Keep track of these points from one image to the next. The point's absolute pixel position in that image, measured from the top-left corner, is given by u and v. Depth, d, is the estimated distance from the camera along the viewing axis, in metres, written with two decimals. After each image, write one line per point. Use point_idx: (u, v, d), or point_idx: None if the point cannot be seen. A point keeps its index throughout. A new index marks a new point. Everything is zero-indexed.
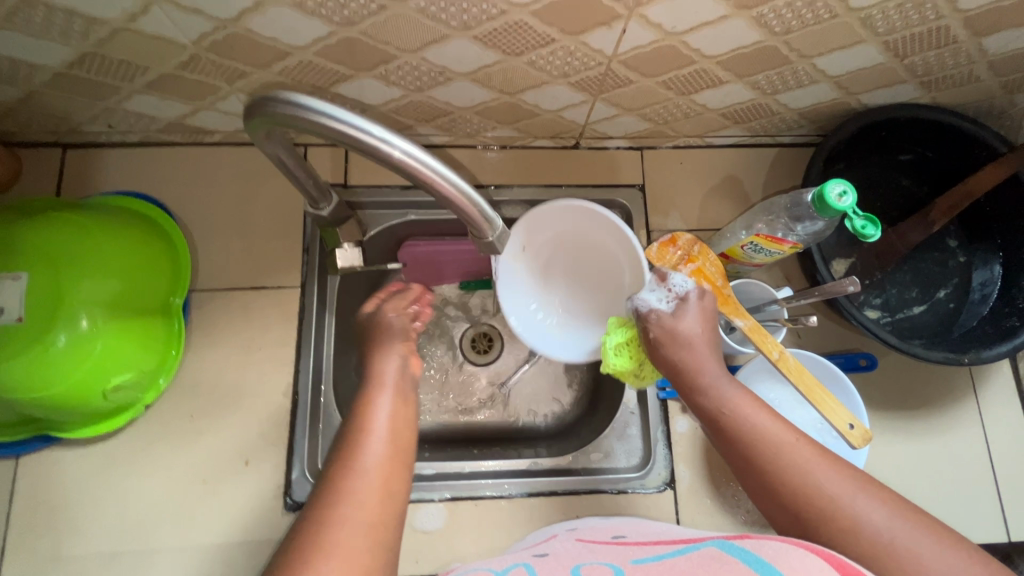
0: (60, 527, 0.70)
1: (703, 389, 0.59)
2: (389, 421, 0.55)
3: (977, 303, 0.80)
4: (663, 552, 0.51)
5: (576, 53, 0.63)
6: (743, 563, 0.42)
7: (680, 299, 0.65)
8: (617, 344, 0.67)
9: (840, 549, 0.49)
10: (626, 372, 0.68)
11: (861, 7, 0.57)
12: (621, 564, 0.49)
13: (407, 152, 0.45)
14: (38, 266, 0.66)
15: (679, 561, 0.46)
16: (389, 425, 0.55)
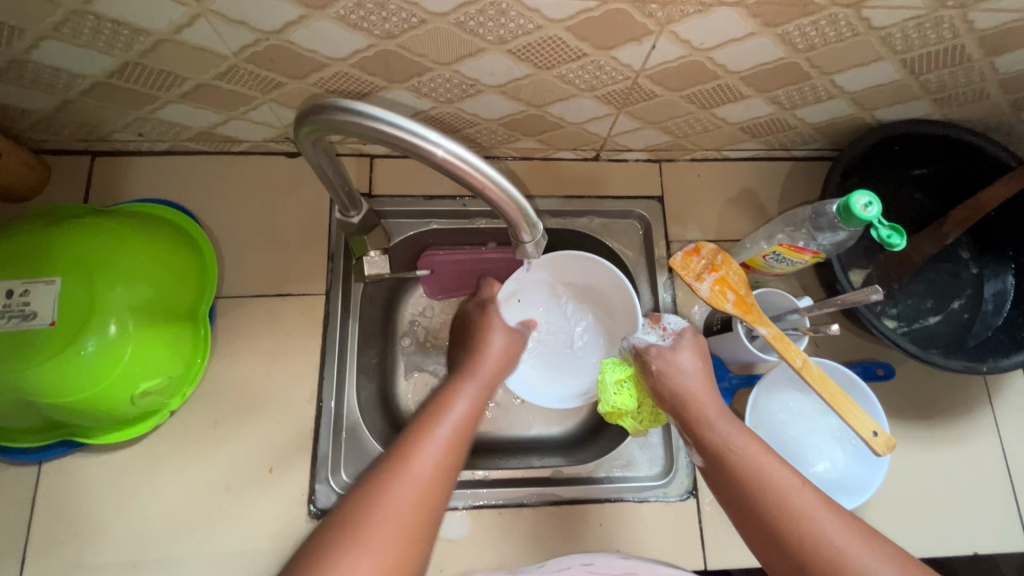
0: (82, 534, 0.70)
1: (710, 425, 0.64)
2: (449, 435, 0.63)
3: (991, 313, 0.81)
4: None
5: (605, 68, 0.65)
6: None
7: (676, 335, 0.72)
8: (616, 381, 0.70)
9: None
10: (626, 412, 0.70)
11: (883, 26, 0.59)
12: None
13: (451, 151, 0.45)
14: (71, 271, 0.67)
15: None
16: (456, 452, 0.62)
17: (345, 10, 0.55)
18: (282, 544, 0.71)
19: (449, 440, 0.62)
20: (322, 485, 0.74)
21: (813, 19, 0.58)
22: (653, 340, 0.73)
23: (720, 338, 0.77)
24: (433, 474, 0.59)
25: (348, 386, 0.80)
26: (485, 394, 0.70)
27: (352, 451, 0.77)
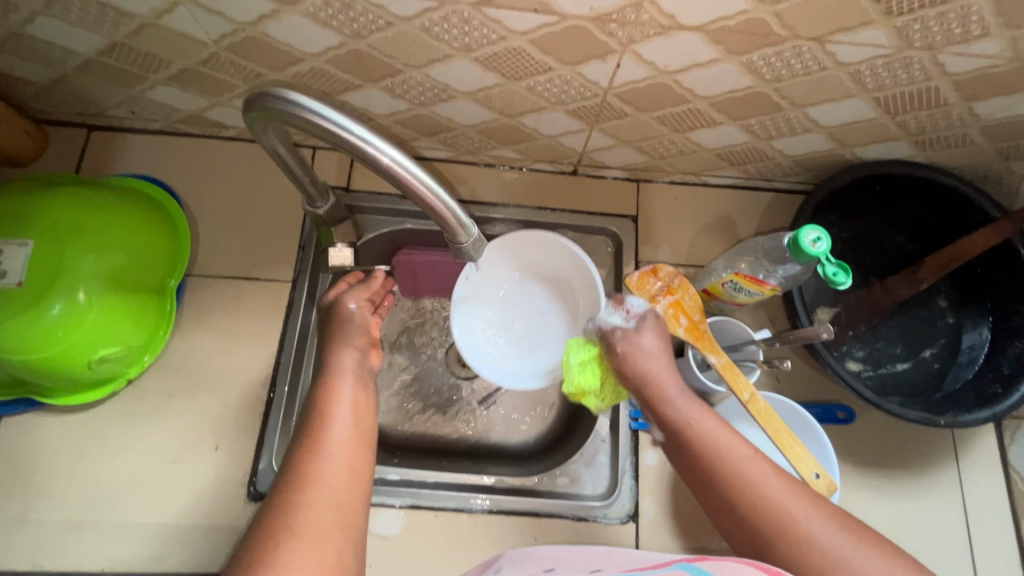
0: (29, 489, 0.72)
1: (669, 400, 0.61)
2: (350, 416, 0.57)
3: (963, 365, 0.79)
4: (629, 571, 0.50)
5: (573, 83, 0.66)
6: None
7: (640, 316, 0.68)
8: (582, 362, 0.68)
9: None
10: (589, 391, 0.68)
11: (850, 62, 0.59)
12: None
13: (395, 158, 0.46)
14: (44, 235, 0.69)
15: None
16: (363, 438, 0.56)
17: (315, 8, 0.57)
18: (217, 521, 0.72)
19: (354, 446, 0.54)
20: (264, 468, 0.75)
21: (777, 50, 0.57)
22: (617, 321, 0.69)
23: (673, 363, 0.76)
24: (348, 483, 0.51)
25: (304, 373, 0.81)
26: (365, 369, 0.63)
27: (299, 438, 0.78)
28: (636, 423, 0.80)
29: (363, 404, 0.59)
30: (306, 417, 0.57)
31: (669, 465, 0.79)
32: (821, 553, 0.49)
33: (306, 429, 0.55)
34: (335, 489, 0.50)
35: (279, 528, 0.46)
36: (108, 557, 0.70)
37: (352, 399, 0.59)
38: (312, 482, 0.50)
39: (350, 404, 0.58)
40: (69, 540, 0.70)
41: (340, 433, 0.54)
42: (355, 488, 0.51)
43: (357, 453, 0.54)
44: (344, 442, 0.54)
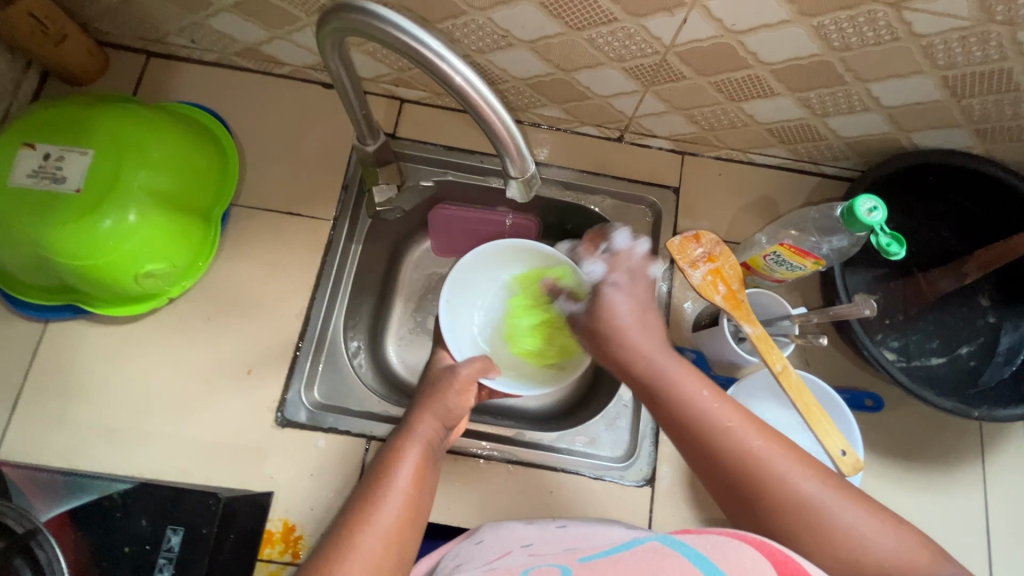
0: (69, 393, 0.74)
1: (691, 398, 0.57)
2: (411, 477, 0.59)
3: (1000, 365, 0.77)
4: (607, 549, 0.50)
5: (635, 38, 0.65)
6: (683, 556, 0.43)
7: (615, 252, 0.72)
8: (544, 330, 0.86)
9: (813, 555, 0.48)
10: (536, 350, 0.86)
11: (925, 34, 0.58)
12: (569, 564, 0.48)
13: (467, 78, 0.46)
14: (104, 148, 0.71)
15: (625, 556, 0.46)
16: (419, 507, 0.58)
17: None
18: (245, 443, 0.74)
19: (404, 514, 0.56)
20: (293, 397, 0.77)
21: (851, 14, 0.56)
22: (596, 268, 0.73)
23: (707, 332, 0.76)
24: (392, 542, 0.54)
25: (336, 310, 0.83)
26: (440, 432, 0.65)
27: (328, 372, 0.80)
28: None
29: (428, 468, 0.62)
30: (370, 476, 0.60)
31: None
32: (815, 505, 0.49)
33: (368, 484, 0.58)
34: (374, 551, 0.52)
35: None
36: (139, 465, 0.72)
37: (418, 460, 0.61)
38: (354, 540, 0.52)
39: (415, 463, 0.61)
40: (102, 445, 0.73)
41: (396, 494, 0.57)
42: (392, 553, 0.53)
43: (406, 519, 0.56)
44: (398, 504, 0.56)
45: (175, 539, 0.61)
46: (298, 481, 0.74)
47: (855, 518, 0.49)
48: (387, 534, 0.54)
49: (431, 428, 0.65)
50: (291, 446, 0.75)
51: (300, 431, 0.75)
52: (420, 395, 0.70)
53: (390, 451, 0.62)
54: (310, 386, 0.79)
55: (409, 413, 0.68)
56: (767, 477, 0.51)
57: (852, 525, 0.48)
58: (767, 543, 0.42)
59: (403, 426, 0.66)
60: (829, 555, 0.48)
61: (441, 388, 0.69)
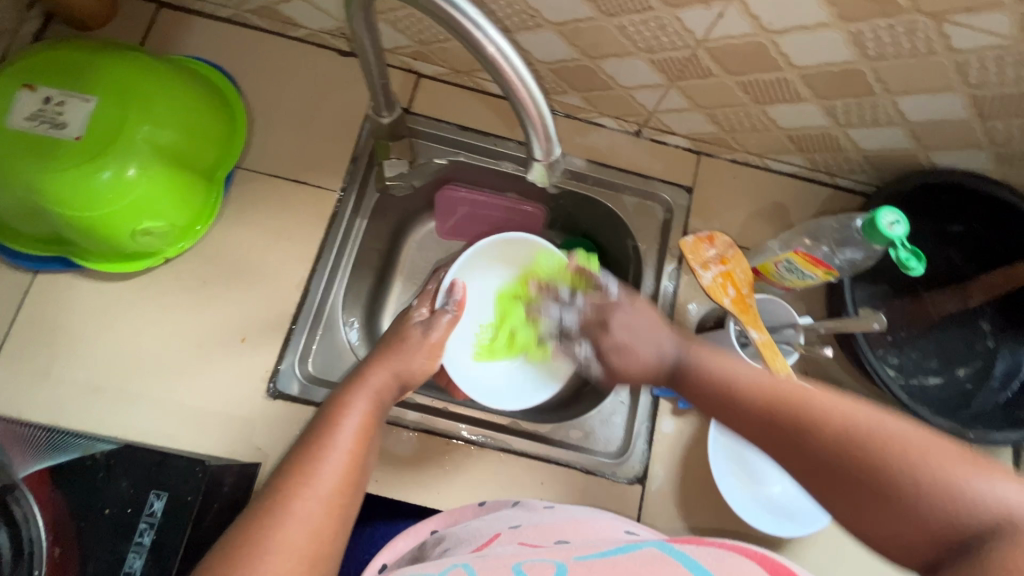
0: (55, 348, 0.72)
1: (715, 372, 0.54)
2: (355, 433, 0.54)
3: (995, 390, 0.78)
4: (603, 549, 0.49)
5: (667, 29, 0.64)
6: (684, 567, 0.43)
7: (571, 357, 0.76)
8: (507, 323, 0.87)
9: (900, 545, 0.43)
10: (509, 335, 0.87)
11: (961, 49, 0.57)
12: (564, 560, 0.46)
13: (501, 49, 0.44)
14: (106, 95, 0.68)
15: (621, 559, 0.45)
16: (363, 467, 0.53)
17: None
18: (235, 411, 0.73)
19: (344, 476, 0.51)
20: (286, 369, 0.75)
21: (890, 23, 0.55)
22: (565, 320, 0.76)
23: (710, 335, 0.75)
24: (336, 501, 0.49)
25: (334, 285, 0.82)
26: (380, 400, 0.60)
27: (323, 347, 0.80)
28: (659, 391, 0.78)
29: (373, 426, 0.57)
30: (313, 424, 0.56)
31: (686, 436, 0.78)
32: (866, 437, 0.43)
33: (305, 441, 0.53)
34: (314, 520, 0.47)
35: (241, 544, 0.45)
36: (124, 426, 0.70)
37: (364, 416, 0.57)
38: (290, 505, 0.47)
39: (360, 421, 0.56)
40: (88, 403, 0.71)
41: (336, 452, 0.52)
42: (336, 519, 0.49)
43: (348, 480, 0.51)
44: (340, 465, 0.51)
45: (158, 505, 0.59)
46: (287, 454, 0.72)
47: (919, 440, 0.42)
48: (328, 495, 0.49)
49: (384, 381, 0.62)
50: (282, 418, 0.73)
51: (291, 404, 0.74)
52: (381, 347, 0.68)
53: (336, 403, 0.57)
54: (305, 359, 0.78)
55: (360, 365, 0.64)
56: (798, 417, 0.46)
57: (914, 458, 0.41)
58: (767, 557, 0.43)
59: (354, 377, 0.61)
60: (927, 501, 0.40)
61: (409, 342, 0.68)
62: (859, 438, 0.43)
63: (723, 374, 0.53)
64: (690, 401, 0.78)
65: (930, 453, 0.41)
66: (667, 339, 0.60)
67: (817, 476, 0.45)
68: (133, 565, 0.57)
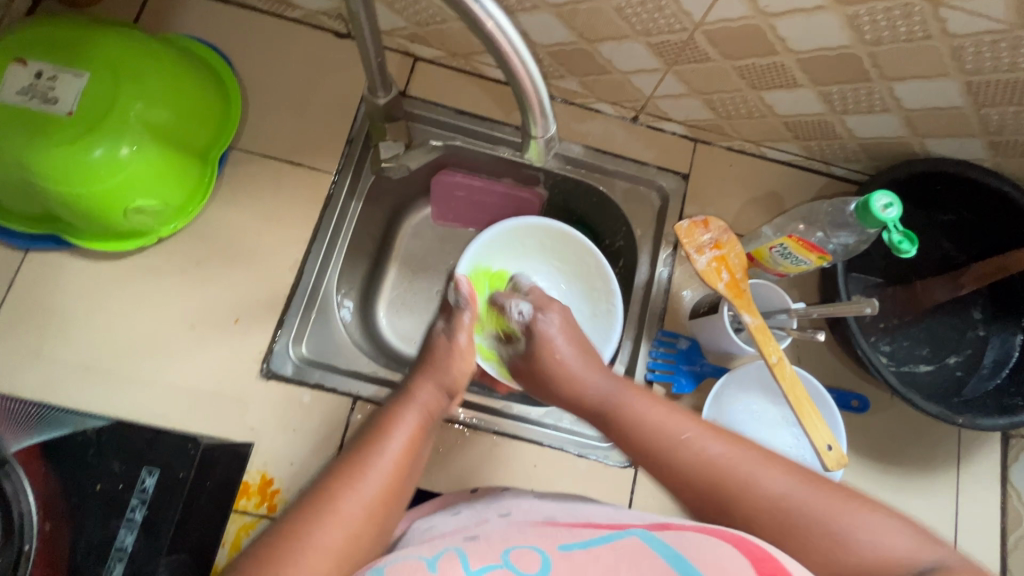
0: (47, 326, 0.72)
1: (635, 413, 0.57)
2: (405, 447, 0.53)
3: (985, 377, 0.78)
4: (588, 537, 0.47)
5: (664, 11, 0.64)
6: (661, 557, 0.43)
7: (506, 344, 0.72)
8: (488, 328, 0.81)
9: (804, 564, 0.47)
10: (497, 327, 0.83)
11: (957, 34, 0.57)
12: (549, 549, 0.45)
13: (499, 24, 0.43)
14: (99, 72, 0.68)
15: (603, 552, 0.44)
16: (406, 484, 0.53)
17: None
18: (227, 392, 0.72)
19: (388, 486, 0.50)
20: (281, 350, 0.75)
21: (887, 6, 0.55)
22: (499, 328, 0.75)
23: (703, 320, 0.76)
24: (375, 513, 0.49)
25: (329, 268, 0.82)
26: (433, 417, 0.59)
27: (317, 329, 0.80)
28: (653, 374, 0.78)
29: (422, 440, 0.56)
30: (365, 431, 0.55)
31: None
32: (789, 504, 0.48)
33: (352, 450, 0.52)
34: (353, 523, 0.47)
35: (279, 545, 0.44)
36: (116, 407, 0.70)
37: (415, 429, 0.56)
38: (333, 513, 0.47)
39: (412, 433, 0.55)
40: (80, 382, 0.70)
41: (384, 463, 0.51)
42: (373, 528, 0.49)
43: (392, 490, 0.50)
44: (387, 474, 0.51)
45: (150, 482, 0.59)
46: (280, 435, 0.72)
47: (827, 505, 0.48)
48: (370, 504, 0.49)
49: (432, 396, 0.59)
50: (276, 399, 0.73)
51: (285, 384, 0.74)
52: (420, 359, 0.65)
53: (389, 412, 0.57)
54: (299, 340, 0.78)
55: (412, 374, 0.62)
56: (729, 482, 0.50)
57: (827, 516, 0.47)
58: (744, 540, 0.43)
59: (401, 391, 0.60)
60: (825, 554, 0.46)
61: (438, 354, 0.63)
62: (781, 504, 0.48)
63: (656, 433, 0.55)
64: (684, 385, 0.78)
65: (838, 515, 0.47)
66: (604, 378, 0.61)
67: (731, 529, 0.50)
68: (124, 540, 0.57)
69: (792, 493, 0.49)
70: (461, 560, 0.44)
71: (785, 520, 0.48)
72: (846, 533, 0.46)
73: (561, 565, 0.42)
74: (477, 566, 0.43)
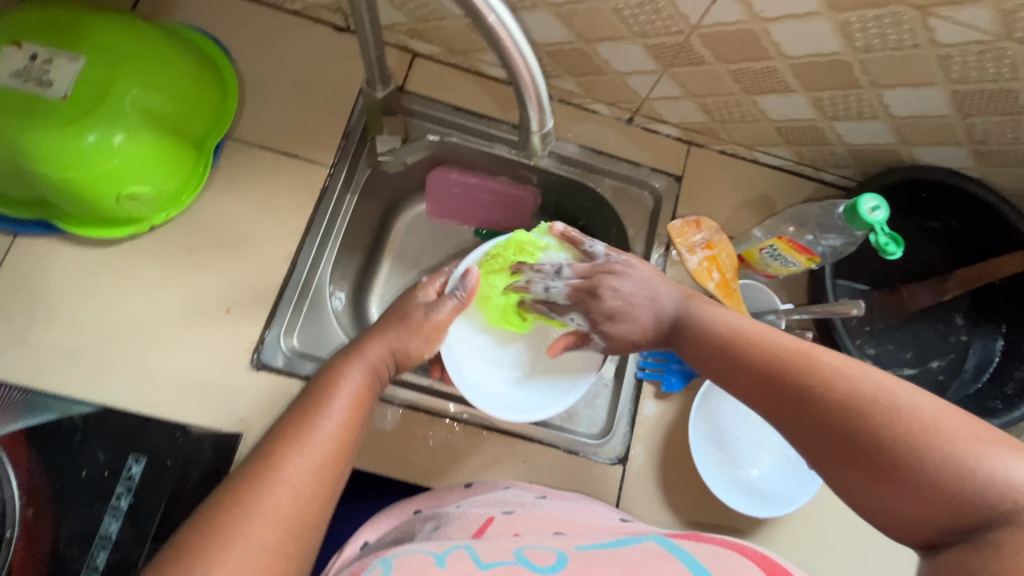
0: (34, 312, 0.71)
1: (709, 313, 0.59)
2: (349, 404, 0.54)
3: (967, 381, 0.80)
4: (604, 541, 0.48)
5: (662, 13, 0.65)
6: (681, 561, 0.42)
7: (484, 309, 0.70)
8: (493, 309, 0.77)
9: (888, 483, 0.41)
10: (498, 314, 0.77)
11: (945, 43, 0.59)
12: (564, 549, 0.46)
13: (500, 17, 0.43)
14: (96, 57, 0.67)
15: (621, 551, 0.45)
16: (353, 442, 0.53)
17: None
18: (217, 381, 0.72)
19: (336, 447, 0.51)
20: (272, 341, 0.75)
21: (878, 13, 0.57)
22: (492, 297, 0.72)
23: None
24: (326, 471, 0.49)
25: (321, 260, 0.82)
26: (375, 376, 0.59)
27: (309, 321, 0.80)
28: (642, 373, 0.79)
29: (369, 396, 0.57)
30: (308, 391, 0.56)
31: (668, 417, 0.79)
32: (864, 406, 0.43)
33: (297, 410, 0.52)
34: (302, 483, 0.47)
35: (225, 506, 0.45)
36: (104, 394, 0.69)
37: (360, 387, 0.56)
38: (279, 471, 0.47)
39: (355, 393, 0.55)
40: (66, 369, 0.69)
41: (330, 421, 0.52)
42: (324, 490, 0.49)
43: (340, 452, 0.51)
44: (331, 436, 0.51)
45: (137, 469, 0.60)
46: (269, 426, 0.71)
47: (906, 406, 0.42)
48: (314, 466, 0.49)
49: (381, 354, 0.61)
50: (265, 390, 0.72)
51: (276, 376, 0.73)
52: (372, 325, 0.65)
53: (331, 372, 0.57)
54: (291, 332, 0.78)
55: (358, 337, 0.63)
56: (795, 373, 0.48)
57: (912, 419, 0.41)
58: (768, 557, 0.42)
59: (350, 349, 0.61)
60: (903, 464, 0.40)
61: (405, 324, 0.64)
62: (863, 403, 0.43)
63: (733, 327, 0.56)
64: (673, 384, 0.79)
65: (909, 410, 0.42)
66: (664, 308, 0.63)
67: (821, 451, 0.45)
68: (108, 528, 0.57)
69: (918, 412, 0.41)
70: (472, 556, 0.44)
71: (867, 420, 0.43)
72: (936, 430, 0.40)
73: (575, 562, 0.43)
74: (488, 559, 0.44)
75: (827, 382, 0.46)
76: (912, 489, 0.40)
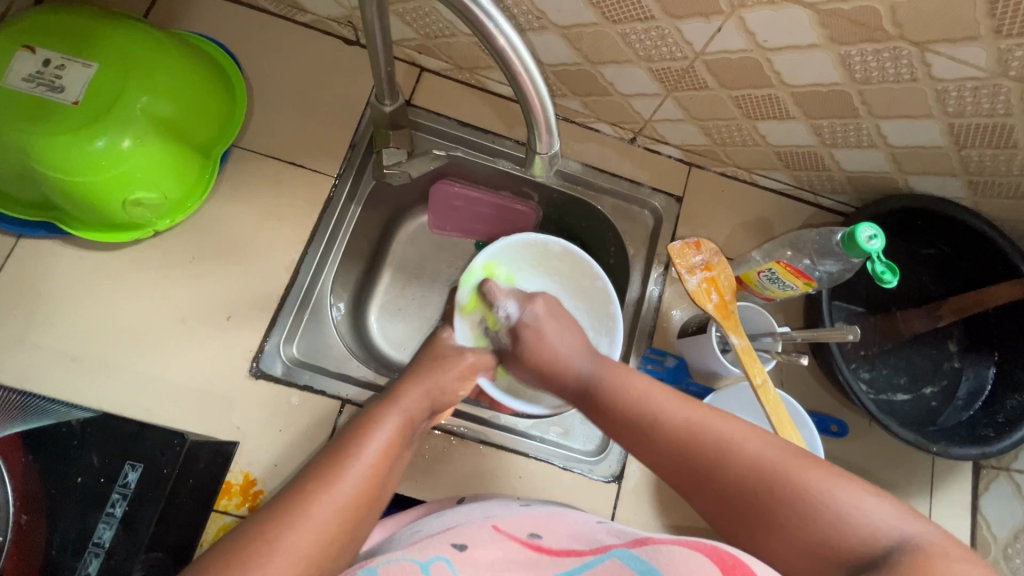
0: (34, 314, 0.71)
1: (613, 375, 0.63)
2: (383, 451, 0.55)
3: (959, 408, 0.81)
4: (572, 557, 0.48)
5: (667, 39, 0.66)
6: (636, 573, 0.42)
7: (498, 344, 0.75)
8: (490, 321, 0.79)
9: (789, 538, 0.46)
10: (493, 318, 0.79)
11: (942, 78, 0.60)
12: None
13: (512, 43, 0.44)
14: (109, 61, 0.68)
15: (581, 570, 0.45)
16: (379, 492, 0.54)
17: None
18: (215, 387, 0.72)
19: (361, 494, 0.51)
20: (271, 349, 0.75)
21: (877, 48, 0.58)
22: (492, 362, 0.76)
23: (691, 340, 0.78)
24: (348, 517, 0.50)
25: (323, 270, 0.83)
26: (410, 426, 0.60)
27: (309, 330, 0.80)
28: None
29: (400, 446, 0.58)
30: (343, 435, 0.57)
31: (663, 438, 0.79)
32: (760, 468, 0.49)
33: (331, 452, 0.54)
34: (325, 523, 0.48)
35: (249, 541, 0.45)
36: (100, 399, 0.69)
37: (394, 434, 0.58)
38: (306, 512, 0.48)
39: (389, 438, 0.57)
40: (63, 372, 0.69)
41: (361, 464, 0.53)
42: (345, 535, 0.50)
43: (366, 494, 0.52)
44: (362, 478, 0.52)
45: (133, 476, 0.59)
46: (264, 434, 0.71)
47: (809, 476, 0.47)
48: (341, 506, 0.50)
49: (418, 402, 0.62)
50: (262, 399, 0.72)
51: (273, 384, 0.73)
52: (415, 365, 0.67)
53: (368, 417, 0.59)
54: (290, 341, 0.78)
55: (400, 381, 0.64)
56: (704, 451, 0.53)
57: (804, 481, 0.47)
58: (716, 549, 0.42)
59: (389, 394, 0.62)
60: (794, 522, 0.46)
61: (438, 367, 0.66)
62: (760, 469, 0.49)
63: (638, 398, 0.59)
64: None
65: (806, 475, 0.47)
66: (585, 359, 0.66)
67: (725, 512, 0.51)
68: (102, 536, 0.57)
69: (764, 459, 0.50)
70: None
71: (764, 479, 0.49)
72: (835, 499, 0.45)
73: None
74: None
75: (728, 448, 0.52)
76: (796, 544, 0.45)
